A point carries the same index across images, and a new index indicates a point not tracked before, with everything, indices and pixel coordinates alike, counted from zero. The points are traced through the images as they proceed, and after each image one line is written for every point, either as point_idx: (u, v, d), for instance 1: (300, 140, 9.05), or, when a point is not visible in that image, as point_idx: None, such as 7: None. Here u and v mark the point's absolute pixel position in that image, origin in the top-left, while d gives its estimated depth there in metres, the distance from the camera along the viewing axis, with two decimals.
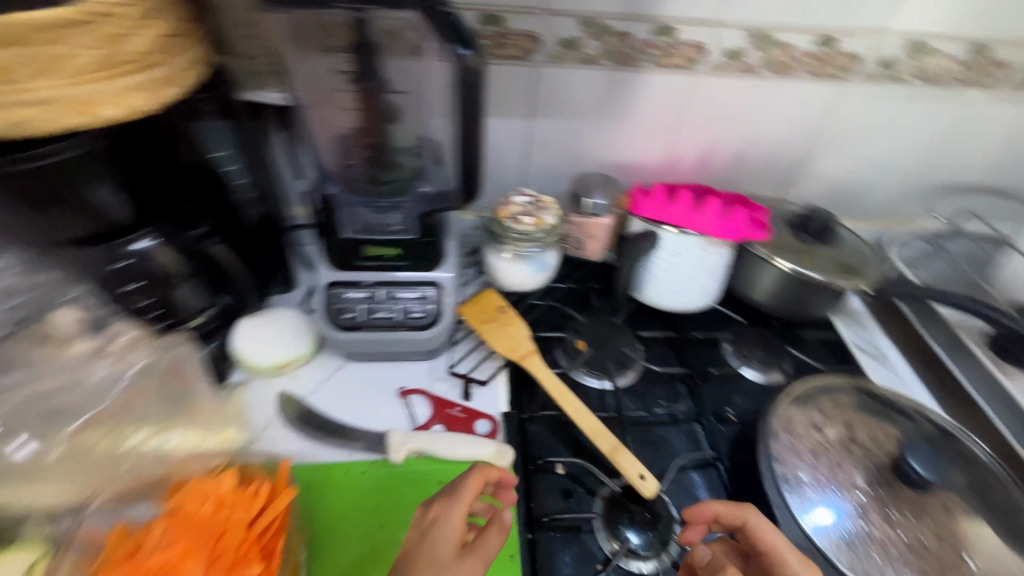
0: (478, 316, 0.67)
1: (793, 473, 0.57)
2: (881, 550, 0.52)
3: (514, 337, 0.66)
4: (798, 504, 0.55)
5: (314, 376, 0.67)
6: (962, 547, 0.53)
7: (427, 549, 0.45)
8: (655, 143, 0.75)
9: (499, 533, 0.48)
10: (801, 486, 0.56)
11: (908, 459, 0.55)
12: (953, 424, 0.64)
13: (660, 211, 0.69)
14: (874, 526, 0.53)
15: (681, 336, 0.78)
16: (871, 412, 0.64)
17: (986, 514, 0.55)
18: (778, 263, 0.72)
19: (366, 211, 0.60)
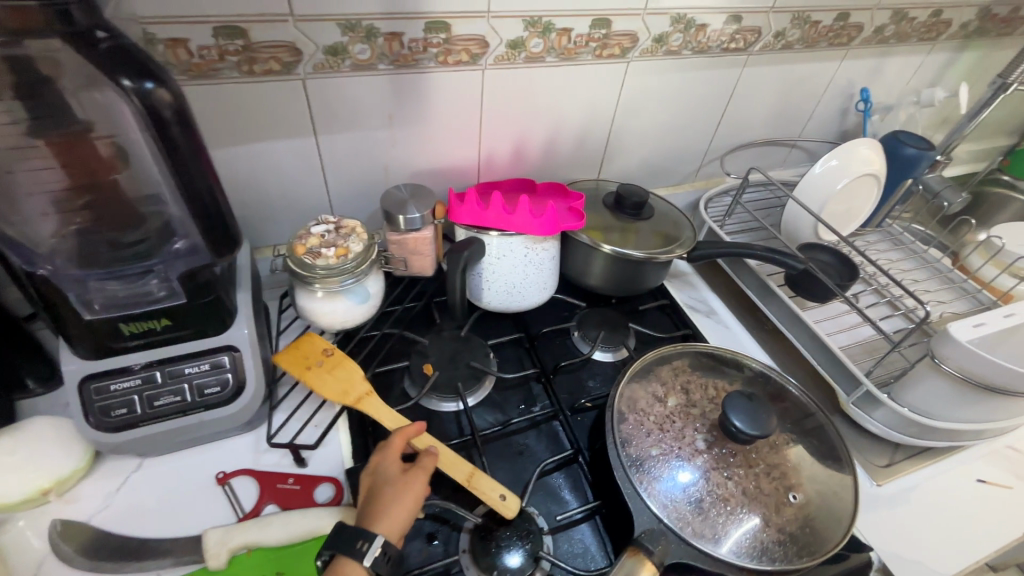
0: (300, 362, 0.59)
1: (641, 453, 0.58)
2: (726, 506, 0.55)
3: (347, 380, 0.59)
4: (646, 484, 0.55)
5: (99, 490, 0.54)
6: (791, 487, 0.57)
7: (379, 476, 0.52)
8: (463, 143, 0.72)
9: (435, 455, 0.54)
10: (650, 465, 0.57)
11: (731, 420, 0.55)
12: (769, 365, 0.70)
13: (477, 216, 0.65)
14: (717, 485, 0.56)
15: (531, 334, 0.77)
16: (703, 372, 0.67)
17: (804, 443, 0.61)
18: (603, 248, 0.73)
19: (109, 283, 0.48)
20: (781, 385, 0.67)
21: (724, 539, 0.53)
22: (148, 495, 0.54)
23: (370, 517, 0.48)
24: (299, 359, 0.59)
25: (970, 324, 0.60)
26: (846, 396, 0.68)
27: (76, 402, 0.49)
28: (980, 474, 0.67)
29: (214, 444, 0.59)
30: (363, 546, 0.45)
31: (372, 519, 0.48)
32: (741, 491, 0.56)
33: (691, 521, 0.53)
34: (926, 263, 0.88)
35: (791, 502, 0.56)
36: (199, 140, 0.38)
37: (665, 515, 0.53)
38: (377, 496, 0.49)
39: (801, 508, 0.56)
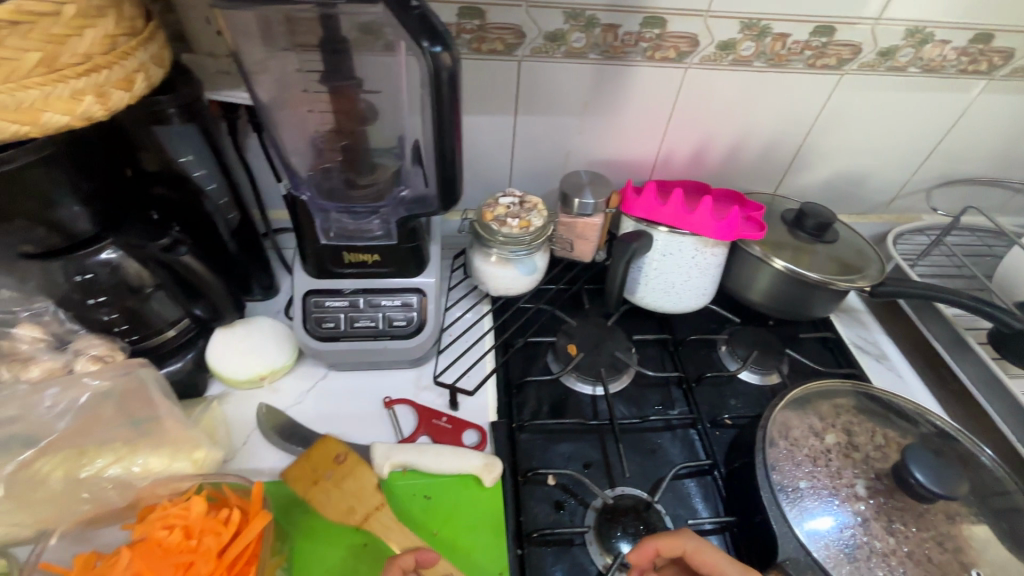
0: (306, 480, 0.53)
1: (791, 481, 0.55)
2: (883, 563, 0.50)
3: (356, 492, 0.53)
4: (798, 514, 0.53)
5: (295, 388, 0.65)
6: (969, 563, 0.50)
7: None
8: (646, 139, 0.73)
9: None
10: (800, 495, 0.54)
11: (914, 472, 0.51)
12: (954, 426, 0.62)
13: (652, 209, 0.66)
14: (876, 537, 0.51)
15: (676, 338, 0.76)
16: (870, 415, 0.62)
17: (990, 522, 0.54)
18: (773, 263, 0.70)
19: (342, 216, 0.57)
20: (968, 452, 0.59)
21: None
22: (317, 407, 0.62)
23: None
24: (307, 474, 0.53)
25: None
26: None
27: (299, 310, 0.59)
28: None
29: (385, 372, 0.67)
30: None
31: None
32: (905, 553, 0.51)
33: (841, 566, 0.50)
34: None
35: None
36: (456, 100, 0.44)
37: (815, 550, 0.50)
38: None
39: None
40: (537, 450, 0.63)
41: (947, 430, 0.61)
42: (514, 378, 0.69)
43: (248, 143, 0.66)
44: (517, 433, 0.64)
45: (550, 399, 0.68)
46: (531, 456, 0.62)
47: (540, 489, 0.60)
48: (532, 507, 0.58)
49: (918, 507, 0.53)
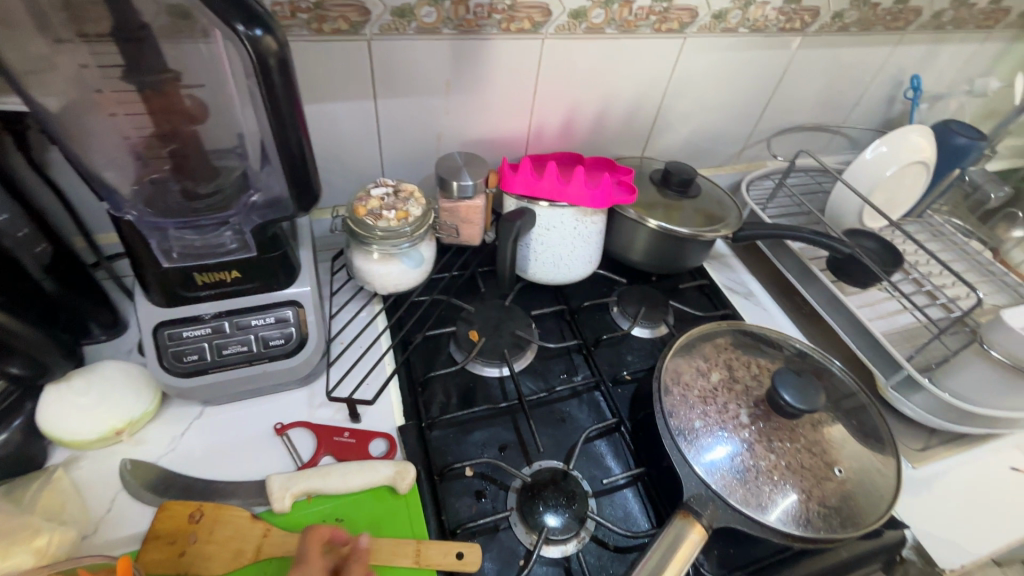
0: (168, 556, 0.47)
1: (687, 423, 0.60)
2: (769, 479, 0.56)
3: (233, 536, 0.49)
4: (697, 451, 0.57)
5: (166, 434, 0.56)
6: (833, 462, 0.58)
7: None
8: (515, 114, 0.72)
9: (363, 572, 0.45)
10: (696, 434, 0.59)
11: (783, 393, 0.57)
12: (809, 346, 0.71)
13: (531, 185, 0.66)
14: (760, 458, 0.57)
15: (572, 307, 0.78)
16: (746, 349, 0.68)
17: (845, 421, 0.62)
18: (648, 223, 0.74)
19: (185, 232, 0.50)
20: (821, 365, 0.68)
21: (766, 504, 0.55)
22: (196, 451, 0.55)
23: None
24: (166, 549, 0.47)
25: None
26: (885, 380, 0.69)
27: (152, 349, 0.51)
28: (1013, 462, 0.68)
29: (272, 396, 0.61)
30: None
31: None
32: (784, 467, 0.57)
33: (733, 489, 0.55)
34: (967, 255, 0.88)
35: (833, 478, 0.57)
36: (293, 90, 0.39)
37: (713, 480, 0.55)
38: None
39: (842, 483, 0.57)
40: (450, 444, 0.62)
41: (803, 350, 0.70)
42: (417, 374, 0.67)
43: (50, 159, 0.55)
44: (427, 431, 0.62)
45: (457, 389, 0.67)
46: (445, 453, 0.61)
47: (459, 483, 0.59)
48: (453, 502, 0.57)
49: (787, 422, 0.60)
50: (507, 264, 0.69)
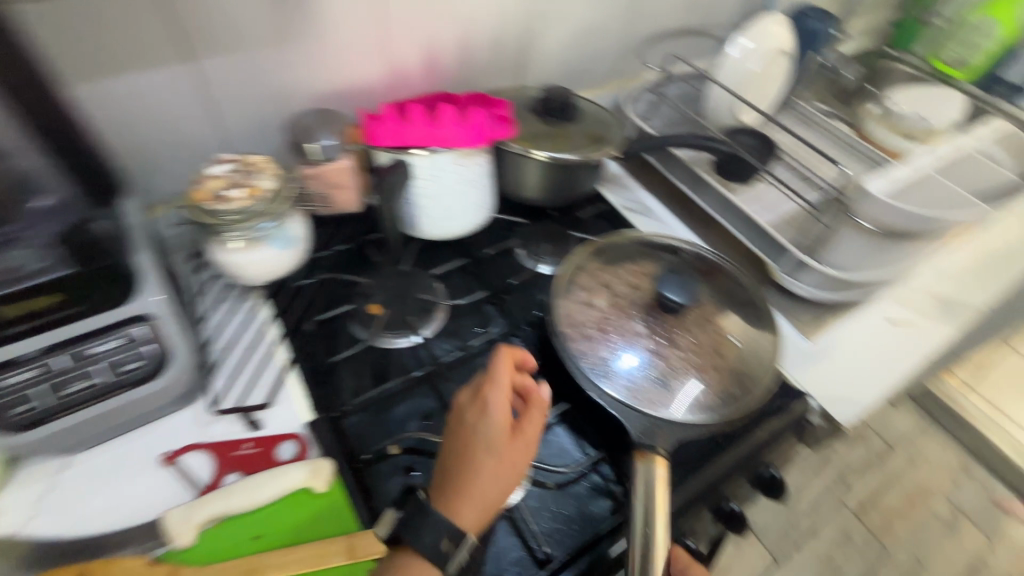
0: None
1: (593, 362, 0.59)
2: (677, 382, 0.58)
3: None
4: (606, 381, 0.57)
5: (24, 497, 0.48)
6: (728, 333, 0.63)
7: (483, 428, 0.50)
8: (367, 57, 0.65)
9: (539, 408, 0.52)
10: (601, 364, 0.59)
11: (666, 292, 0.59)
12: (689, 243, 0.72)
13: (398, 135, 0.60)
14: (663, 366, 0.59)
15: (475, 257, 0.74)
16: (626, 257, 0.69)
17: (722, 300, 0.66)
18: (535, 154, 0.71)
19: None
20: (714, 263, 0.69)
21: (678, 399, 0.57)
22: (65, 508, 0.48)
23: (457, 496, 0.47)
24: None
25: (879, 177, 0.62)
26: (779, 268, 0.73)
27: None
28: (889, 315, 0.76)
29: (151, 424, 0.54)
30: (449, 549, 0.45)
31: (457, 491, 0.47)
32: (685, 360, 0.60)
33: (653, 403, 0.56)
34: (834, 136, 0.93)
35: (735, 367, 0.60)
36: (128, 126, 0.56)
37: (631, 402, 0.56)
38: (474, 452, 0.49)
39: (737, 349, 0.62)
40: (369, 427, 0.58)
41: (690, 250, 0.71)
42: (320, 363, 0.62)
43: None
44: (342, 419, 0.58)
45: (368, 369, 0.62)
46: (365, 437, 0.57)
47: (386, 464, 0.55)
48: (382, 486, 0.54)
49: (678, 314, 0.63)
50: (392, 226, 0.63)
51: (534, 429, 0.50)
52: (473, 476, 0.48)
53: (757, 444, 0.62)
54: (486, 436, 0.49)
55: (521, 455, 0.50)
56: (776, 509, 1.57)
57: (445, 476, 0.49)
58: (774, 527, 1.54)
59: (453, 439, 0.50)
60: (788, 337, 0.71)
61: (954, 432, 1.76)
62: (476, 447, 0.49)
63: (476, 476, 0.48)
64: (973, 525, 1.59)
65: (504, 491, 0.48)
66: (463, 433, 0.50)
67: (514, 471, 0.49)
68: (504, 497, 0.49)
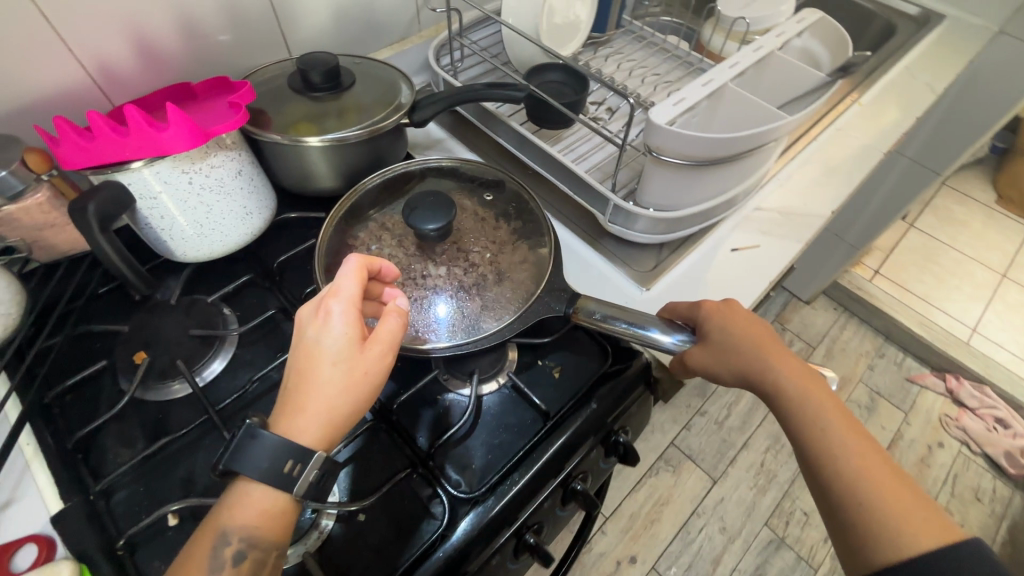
0: None
1: (456, 330, 0.53)
2: (494, 274, 0.57)
3: None
4: (457, 335, 0.53)
5: None
6: None
7: (328, 341, 0.44)
8: (45, 66, 0.52)
9: (394, 317, 0.46)
10: (460, 319, 0.54)
11: (422, 228, 0.53)
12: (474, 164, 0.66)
13: (86, 152, 0.47)
14: (473, 277, 0.57)
15: (267, 269, 0.64)
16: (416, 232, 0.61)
17: None
18: (307, 142, 0.60)
19: None
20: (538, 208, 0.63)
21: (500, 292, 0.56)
22: None
23: (298, 416, 0.42)
24: None
25: (672, 102, 0.53)
26: (603, 217, 0.65)
27: None
28: (733, 244, 0.71)
29: None
30: (295, 470, 0.40)
31: (296, 413, 0.42)
32: (480, 280, 0.57)
33: (499, 312, 0.54)
34: (668, 53, 0.85)
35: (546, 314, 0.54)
36: None
37: (500, 322, 0.53)
38: (316, 370, 0.43)
39: None
40: (142, 499, 0.50)
41: (464, 174, 0.66)
42: (70, 438, 0.52)
43: None
44: (106, 497, 0.49)
45: (139, 430, 0.53)
46: (134, 513, 0.49)
47: (160, 541, 0.48)
48: (153, 568, 0.46)
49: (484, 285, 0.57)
50: (113, 255, 0.51)
51: (387, 339, 0.45)
52: (314, 393, 0.42)
53: (595, 418, 0.57)
54: (330, 351, 0.43)
55: (376, 366, 0.44)
56: (709, 429, 1.58)
57: (286, 397, 0.43)
58: (709, 448, 1.55)
59: (293, 356, 0.44)
60: (624, 290, 0.65)
61: (867, 318, 1.81)
62: (318, 364, 0.43)
63: (318, 392, 0.42)
64: (890, 402, 1.66)
65: (357, 405, 0.44)
66: (304, 351, 0.44)
67: (365, 384, 0.44)
68: (357, 412, 0.44)
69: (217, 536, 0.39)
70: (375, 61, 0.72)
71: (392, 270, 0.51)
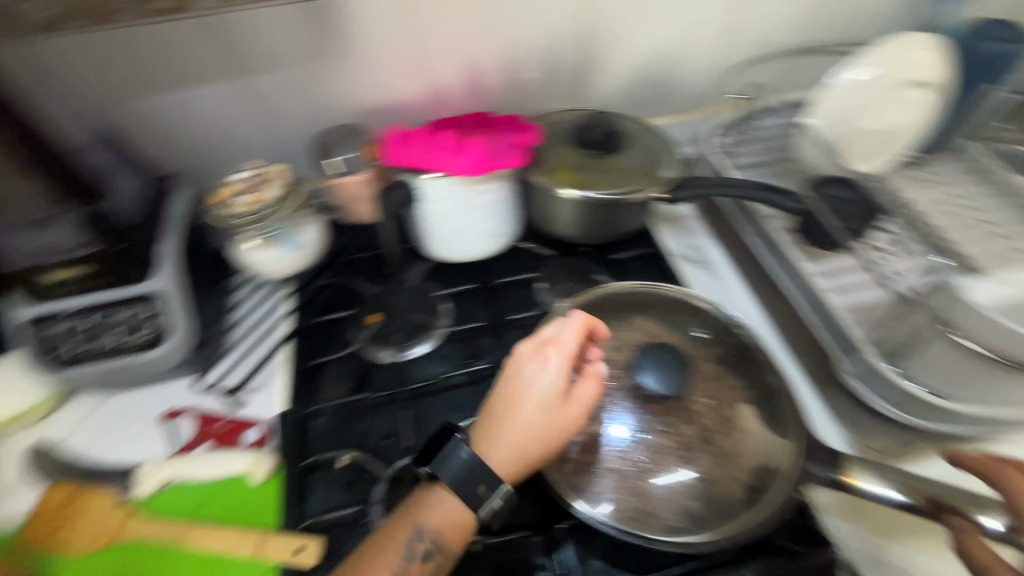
0: (46, 529, 0.52)
1: (669, 515, 0.48)
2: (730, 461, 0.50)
3: (95, 521, 0.52)
4: (659, 523, 0.47)
5: (73, 418, 0.60)
6: (733, 409, 0.52)
7: (537, 386, 0.48)
8: (404, 78, 0.66)
9: (596, 381, 0.49)
10: (677, 500, 0.48)
11: (640, 376, 0.52)
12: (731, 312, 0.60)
13: (404, 154, 0.60)
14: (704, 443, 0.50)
15: (489, 284, 0.71)
16: (628, 308, 0.60)
17: (744, 379, 0.54)
18: (564, 193, 0.64)
19: (21, 234, 0.51)
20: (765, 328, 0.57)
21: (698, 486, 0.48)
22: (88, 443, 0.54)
23: (493, 444, 0.48)
24: (44, 528, 0.52)
25: None
26: (842, 365, 0.56)
27: (22, 338, 0.54)
28: None
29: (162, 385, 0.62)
30: (484, 494, 0.46)
31: (495, 439, 0.48)
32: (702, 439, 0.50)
33: (682, 510, 0.48)
34: None
35: (726, 442, 0.50)
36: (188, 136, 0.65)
37: (714, 517, 0.47)
38: (522, 405, 0.48)
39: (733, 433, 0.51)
40: (332, 432, 0.59)
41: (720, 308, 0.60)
42: (307, 361, 0.64)
43: None
44: (310, 419, 0.60)
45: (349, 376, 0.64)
46: (322, 441, 0.59)
47: (328, 474, 0.56)
48: (315, 494, 0.55)
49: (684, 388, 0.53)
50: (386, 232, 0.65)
51: (587, 401, 0.48)
52: (514, 427, 0.47)
53: None
54: (538, 395, 0.48)
55: (570, 422, 0.48)
56: None
57: (487, 422, 0.49)
58: None
59: (504, 385, 0.50)
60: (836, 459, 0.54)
61: None
62: (525, 402, 0.48)
63: (519, 427, 0.47)
64: None
65: (547, 451, 0.47)
66: (515, 385, 0.49)
67: (558, 436, 0.47)
68: (544, 459, 0.48)
69: (411, 530, 0.45)
70: (655, 130, 0.72)
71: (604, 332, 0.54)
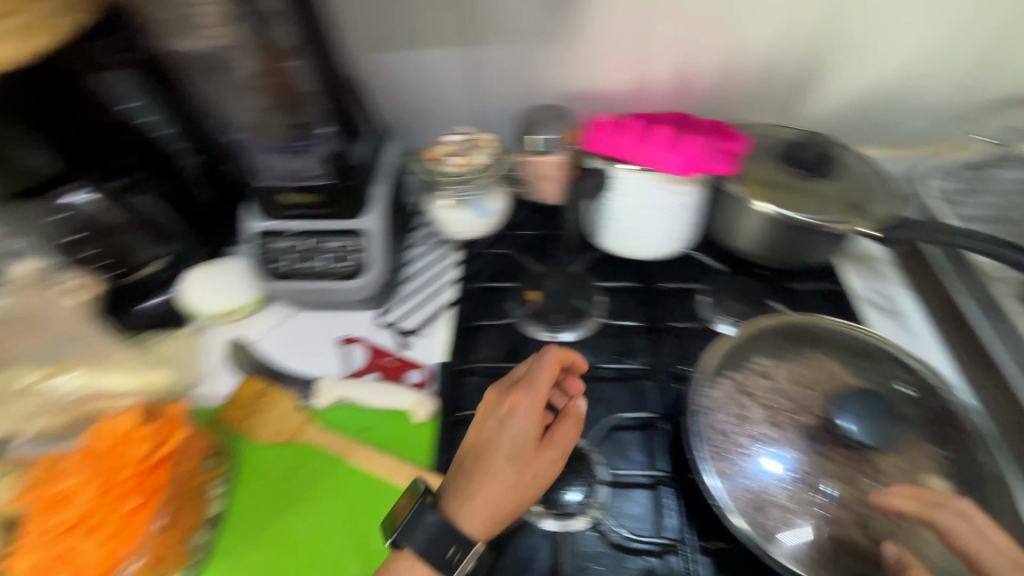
0: (240, 414, 0.59)
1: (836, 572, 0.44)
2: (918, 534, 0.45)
3: (281, 417, 0.59)
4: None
5: (264, 324, 0.68)
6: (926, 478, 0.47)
7: (515, 436, 0.49)
8: (618, 68, 0.67)
9: (573, 424, 0.51)
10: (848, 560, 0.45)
11: (840, 419, 0.48)
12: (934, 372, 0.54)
13: (611, 142, 0.60)
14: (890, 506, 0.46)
15: (650, 286, 0.70)
16: (812, 342, 0.56)
17: (941, 449, 0.49)
18: (758, 206, 0.60)
19: (276, 156, 0.58)
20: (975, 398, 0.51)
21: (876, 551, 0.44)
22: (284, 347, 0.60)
23: (464, 505, 0.46)
24: (237, 411, 0.59)
25: None
26: None
27: (250, 248, 0.62)
28: None
29: (343, 312, 0.68)
30: (454, 557, 0.45)
31: (471, 499, 0.46)
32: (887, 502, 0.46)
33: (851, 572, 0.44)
34: None
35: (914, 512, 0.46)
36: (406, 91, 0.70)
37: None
38: (488, 458, 0.48)
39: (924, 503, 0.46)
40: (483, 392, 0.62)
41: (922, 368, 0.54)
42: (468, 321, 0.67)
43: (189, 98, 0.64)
44: (465, 375, 0.63)
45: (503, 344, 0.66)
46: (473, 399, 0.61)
47: None
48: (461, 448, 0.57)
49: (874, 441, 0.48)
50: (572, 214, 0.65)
51: (563, 444, 0.50)
52: (489, 484, 0.47)
53: None
54: (509, 448, 0.49)
55: (546, 470, 0.49)
56: None
57: (454, 482, 0.48)
58: None
59: (475, 434, 0.50)
60: None
61: None
62: (496, 453, 0.48)
63: (492, 482, 0.47)
64: None
65: (520, 505, 0.47)
66: (487, 434, 0.50)
67: (530, 487, 0.48)
68: (509, 518, 0.47)
69: None
70: (870, 161, 0.66)
71: (581, 371, 0.55)
